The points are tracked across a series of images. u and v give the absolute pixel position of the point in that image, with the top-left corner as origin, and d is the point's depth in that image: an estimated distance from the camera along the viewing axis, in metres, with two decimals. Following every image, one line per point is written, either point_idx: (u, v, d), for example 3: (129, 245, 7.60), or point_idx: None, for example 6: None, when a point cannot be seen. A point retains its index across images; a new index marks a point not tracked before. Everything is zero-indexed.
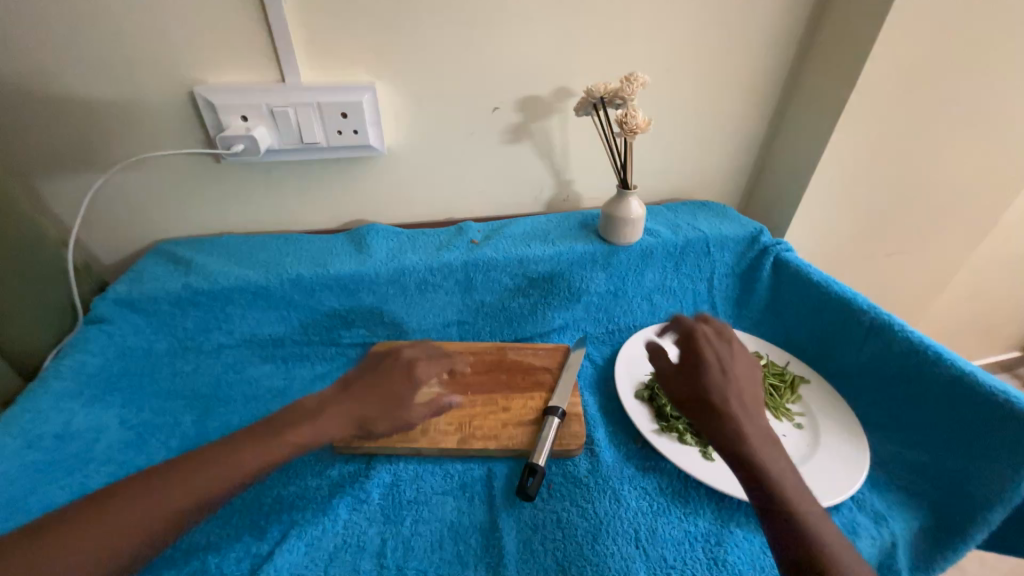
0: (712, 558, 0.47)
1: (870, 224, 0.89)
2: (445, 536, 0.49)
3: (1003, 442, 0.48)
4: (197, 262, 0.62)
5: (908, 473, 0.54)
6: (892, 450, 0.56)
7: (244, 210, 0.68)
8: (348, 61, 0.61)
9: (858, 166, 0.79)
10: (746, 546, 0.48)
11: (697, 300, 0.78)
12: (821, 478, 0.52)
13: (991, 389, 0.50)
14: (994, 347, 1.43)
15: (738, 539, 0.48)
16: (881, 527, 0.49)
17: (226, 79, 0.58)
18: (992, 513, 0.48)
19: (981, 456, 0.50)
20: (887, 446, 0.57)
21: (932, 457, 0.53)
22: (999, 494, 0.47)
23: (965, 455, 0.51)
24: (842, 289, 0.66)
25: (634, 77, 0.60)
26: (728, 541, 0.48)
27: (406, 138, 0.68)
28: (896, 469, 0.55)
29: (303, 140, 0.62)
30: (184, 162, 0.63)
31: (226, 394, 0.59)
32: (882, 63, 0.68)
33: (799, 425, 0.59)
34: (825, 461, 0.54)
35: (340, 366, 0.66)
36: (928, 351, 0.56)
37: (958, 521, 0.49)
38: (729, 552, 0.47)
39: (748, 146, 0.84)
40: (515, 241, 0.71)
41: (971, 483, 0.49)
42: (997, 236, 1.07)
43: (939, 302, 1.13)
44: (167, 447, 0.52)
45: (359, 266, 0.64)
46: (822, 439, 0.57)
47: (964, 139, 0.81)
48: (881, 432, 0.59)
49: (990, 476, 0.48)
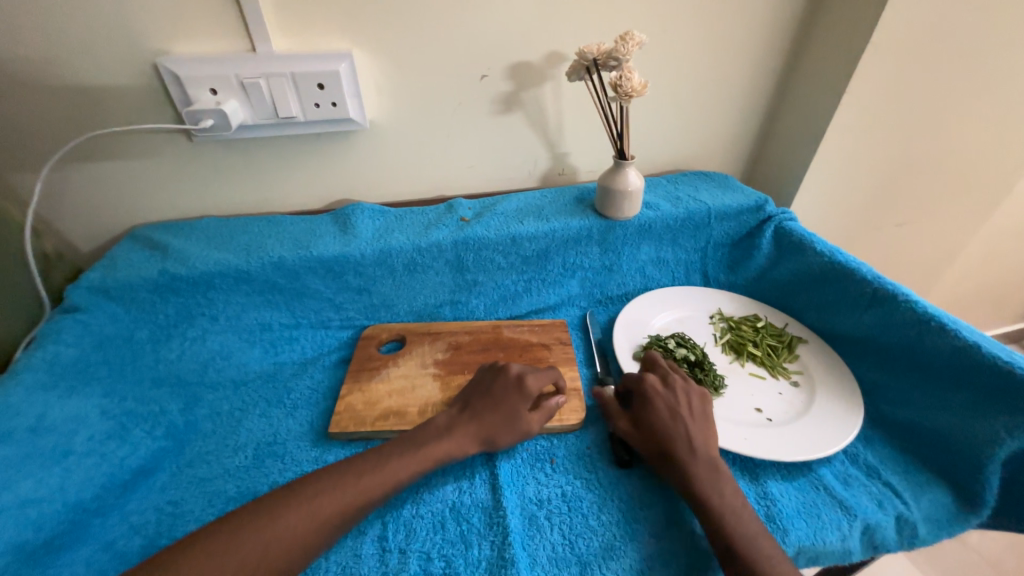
0: None
1: (882, 193, 0.85)
2: (447, 516, 0.47)
3: (1001, 408, 0.46)
4: (174, 247, 0.59)
5: (903, 437, 0.54)
6: (886, 411, 0.56)
7: (224, 191, 0.65)
8: (321, 27, 0.56)
9: (871, 131, 0.74)
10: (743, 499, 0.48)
11: (689, 270, 0.76)
12: (814, 433, 0.52)
13: (996, 357, 0.47)
14: (1004, 317, 1.41)
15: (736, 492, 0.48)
16: (874, 479, 0.50)
17: (192, 50, 0.54)
18: (983, 473, 0.47)
19: (978, 420, 0.48)
20: (882, 409, 0.57)
21: (921, 416, 0.53)
22: (989, 454, 0.46)
23: (959, 416, 0.50)
24: (847, 258, 0.63)
25: (629, 35, 0.55)
26: None
27: (390, 111, 0.64)
28: (891, 431, 0.55)
29: (278, 114, 0.58)
30: (155, 142, 0.59)
31: (213, 380, 0.60)
32: (903, 15, 0.62)
33: (795, 382, 0.59)
34: (818, 418, 0.54)
35: (330, 351, 0.65)
36: (933, 321, 0.53)
37: (952, 476, 0.50)
38: None
39: (753, 112, 0.80)
40: (507, 217, 0.68)
41: (963, 444, 0.49)
42: (1015, 202, 1.03)
43: (949, 271, 1.10)
44: (153, 436, 0.53)
45: (344, 248, 0.62)
46: (817, 397, 0.56)
47: (987, 98, 0.75)
48: (877, 399, 0.58)
49: (983, 437, 0.47)
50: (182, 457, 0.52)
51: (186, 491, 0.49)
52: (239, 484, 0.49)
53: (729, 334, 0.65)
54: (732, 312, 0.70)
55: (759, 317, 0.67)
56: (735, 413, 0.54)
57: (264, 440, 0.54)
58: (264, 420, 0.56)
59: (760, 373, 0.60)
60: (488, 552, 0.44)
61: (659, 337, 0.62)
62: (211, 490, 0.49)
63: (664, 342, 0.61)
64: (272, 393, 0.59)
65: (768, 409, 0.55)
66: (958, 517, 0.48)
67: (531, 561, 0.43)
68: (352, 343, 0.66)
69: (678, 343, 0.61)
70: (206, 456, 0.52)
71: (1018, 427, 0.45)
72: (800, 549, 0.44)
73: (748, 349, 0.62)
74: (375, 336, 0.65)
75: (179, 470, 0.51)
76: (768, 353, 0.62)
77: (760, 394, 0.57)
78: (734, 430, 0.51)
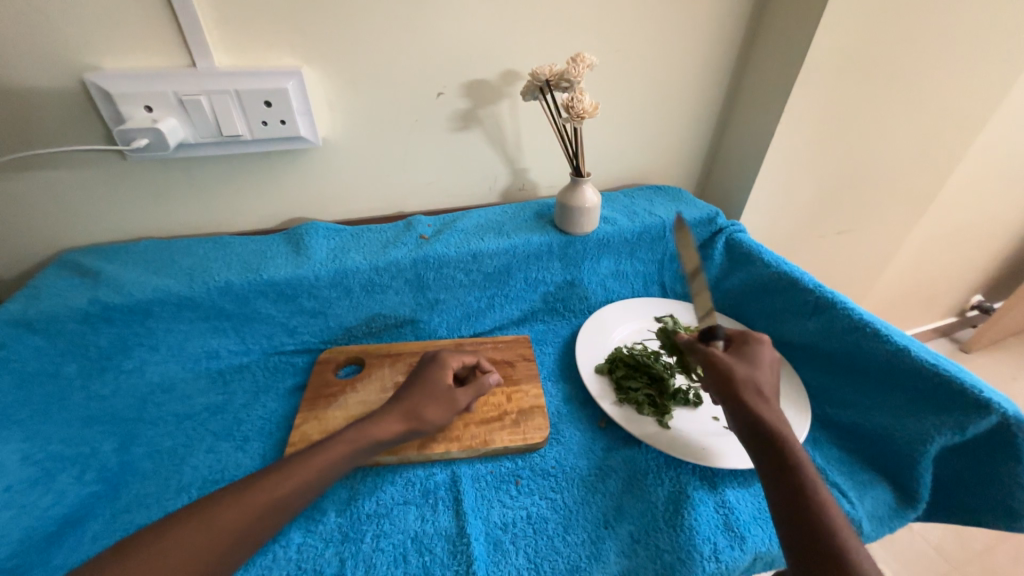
0: (672, 525, 0.47)
1: (822, 203, 0.90)
2: (409, 548, 0.45)
3: (930, 407, 0.50)
4: (107, 273, 0.55)
5: (847, 437, 0.57)
6: (831, 413, 0.59)
7: (164, 212, 0.62)
8: (269, 42, 0.55)
9: (808, 147, 0.79)
10: (703, 509, 0.48)
11: (648, 282, 0.78)
12: None
13: (924, 360, 0.51)
14: (935, 314, 1.53)
15: (696, 502, 0.48)
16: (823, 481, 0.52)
17: (125, 66, 0.51)
18: (917, 470, 0.50)
19: (909, 418, 0.52)
20: (827, 410, 0.60)
21: (861, 417, 0.56)
22: (920, 450, 0.50)
23: (895, 415, 0.53)
24: (791, 268, 0.66)
25: (580, 58, 0.57)
26: (688, 506, 0.48)
27: (343, 128, 0.63)
28: (836, 432, 0.58)
29: (222, 132, 0.55)
30: (84, 162, 0.55)
31: (153, 415, 0.56)
32: (828, 43, 0.67)
33: None
34: None
35: (285, 377, 0.62)
36: (867, 327, 0.57)
37: (892, 474, 0.53)
38: (689, 517, 0.47)
39: (702, 129, 0.84)
40: (468, 234, 0.67)
41: (897, 442, 0.52)
42: (938, 209, 1.12)
43: (885, 274, 1.18)
44: (82, 482, 0.48)
45: (296, 269, 0.59)
46: None
47: (906, 117, 0.83)
48: (824, 400, 0.61)
49: (914, 435, 0.51)
50: (119, 502, 0.48)
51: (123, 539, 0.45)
52: None
53: None
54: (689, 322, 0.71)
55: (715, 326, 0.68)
56: (696, 424, 0.55)
57: (211, 478, 0.51)
58: (211, 456, 0.53)
59: None
60: None
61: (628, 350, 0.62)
62: None
63: (634, 356, 0.61)
64: (220, 426, 0.56)
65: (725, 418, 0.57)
66: (898, 513, 0.51)
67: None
68: (307, 368, 0.64)
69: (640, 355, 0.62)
70: (146, 499, 0.48)
71: (944, 425, 0.48)
72: (757, 554, 0.45)
73: None
74: (332, 360, 0.63)
75: (115, 516, 0.47)
76: None
77: None
78: (693, 439, 0.53)
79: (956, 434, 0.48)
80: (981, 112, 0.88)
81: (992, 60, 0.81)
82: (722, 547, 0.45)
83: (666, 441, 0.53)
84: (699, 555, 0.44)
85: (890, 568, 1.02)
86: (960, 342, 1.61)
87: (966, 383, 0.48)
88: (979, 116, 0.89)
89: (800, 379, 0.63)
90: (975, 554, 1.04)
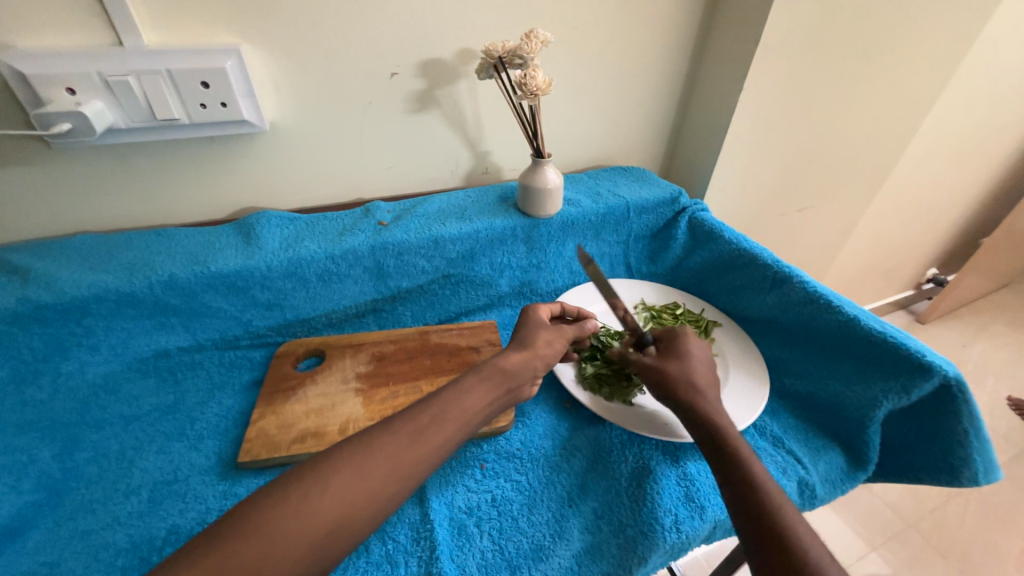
0: (635, 499, 0.47)
1: (783, 182, 0.92)
2: (372, 537, 0.45)
3: (878, 374, 0.52)
4: (36, 269, 0.51)
5: (801, 406, 0.59)
6: (788, 383, 0.61)
7: (102, 204, 0.58)
8: (203, 19, 0.51)
9: (768, 126, 0.80)
10: (665, 481, 0.49)
11: (614, 264, 0.78)
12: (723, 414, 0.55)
13: (871, 328, 0.53)
14: (892, 288, 1.60)
15: (659, 476, 0.49)
16: (779, 448, 0.54)
17: (41, 43, 0.47)
18: (867, 433, 0.52)
19: (859, 384, 0.54)
20: (785, 381, 0.62)
21: (816, 386, 0.58)
22: (870, 416, 0.52)
23: (846, 382, 0.55)
24: (751, 245, 0.67)
25: (533, 34, 0.56)
26: (651, 480, 0.49)
27: (293, 111, 0.60)
28: (792, 401, 0.60)
29: (156, 115, 0.52)
30: (5, 149, 0.51)
31: (97, 419, 0.53)
32: (782, 21, 0.67)
33: None
34: (729, 399, 0.57)
35: (242, 374, 0.60)
36: (821, 299, 0.58)
37: (844, 438, 0.55)
38: (651, 491, 0.48)
39: (665, 110, 0.84)
40: (428, 220, 0.65)
41: (848, 407, 0.54)
42: (894, 184, 1.16)
43: (844, 251, 1.23)
44: (16, 492, 0.45)
45: (246, 260, 0.57)
46: (730, 377, 0.60)
47: (860, 96, 0.85)
48: (780, 371, 0.63)
49: (864, 401, 0.53)
50: (62, 510, 0.46)
51: (66, 547, 0.43)
52: (132, 533, 0.44)
53: (651, 323, 0.67)
54: (654, 300, 0.73)
55: (678, 304, 0.70)
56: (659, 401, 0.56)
57: (164, 480, 0.49)
58: (163, 457, 0.51)
59: None
60: (415, 569, 0.42)
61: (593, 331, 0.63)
62: (97, 544, 0.43)
63: (598, 336, 0.62)
64: (173, 426, 0.54)
65: None
66: (849, 475, 0.53)
67: (459, 571, 0.42)
68: (265, 363, 0.62)
69: (607, 336, 0.62)
70: (92, 504, 0.46)
71: (890, 390, 0.50)
72: (717, 523, 0.47)
73: None
74: (291, 354, 0.61)
75: (57, 525, 0.44)
76: None
77: None
78: (657, 415, 0.54)
79: (901, 398, 0.50)
80: (930, 88, 0.90)
81: (939, 38, 0.83)
82: (682, 518, 0.46)
83: (628, 416, 0.54)
84: (661, 526, 0.45)
85: (851, 530, 1.07)
86: (915, 314, 1.70)
87: (911, 348, 0.49)
88: (928, 92, 0.91)
89: (761, 352, 0.65)
90: (928, 511, 1.10)
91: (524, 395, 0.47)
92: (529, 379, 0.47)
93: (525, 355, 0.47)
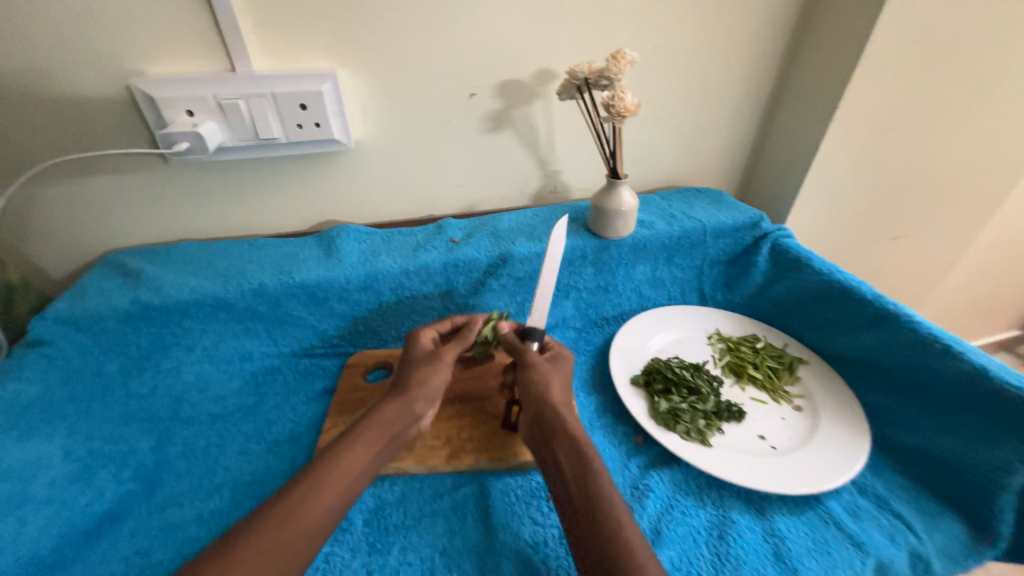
0: (717, 553, 0.44)
1: (878, 208, 0.84)
2: (437, 563, 0.44)
3: (1012, 436, 0.45)
4: (149, 274, 0.56)
5: (909, 462, 0.52)
6: (891, 436, 0.54)
7: (204, 215, 0.63)
8: (304, 46, 0.55)
9: (864, 147, 0.74)
10: (750, 536, 0.46)
11: (686, 290, 0.74)
12: (813, 464, 0.49)
13: (1002, 382, 0.46)
14: (999, 327, 1.41)
15: (742, 529, 0.46)
16: (884, 511, 0.48)
17: (168, 70, 0.52)
18: (997, 503, 0.45)
19: (986, 445, 0.47)
20: (887, 433, 0.55)
21: (928, 442, 0.51)
22: (1003, 483, 0.45)
23: (968, 442, 0.48)
24: (846, 277, 0.61)
25: (620, 54, 0.55)
26: (732, 533, 0.46)
27: (376, 130, 0.63)
28: (896, 456, 0.53)
29: (258, 135, 0.56)
30: (132, 164, 0.57)
31: (188, 415, 0.56)
32: (888, 35, 0.62)
33: (798, 407, 0.57)
34: (820, 447, 0.51)
35: (315, 380, 0.62)
36: (937, 344, 0.51)
37: (966, 506, 0.48)
38: (734, 545, 0.45)
39: (746, 129, 0.79)
40: (498, 238, 0.65)
41: (972, 470, 0.47)
42: (1010, 211, 1.02)
43: (944, 284, 1.10)
44: (117, 481, 0.49)
45: (328, 272, 0.59)
46: (821, 422, 0.54)
47: (976, 115, 0.76)
48: (880, 421, 0.56)
49: (994, 465, 0.46)
50: (154, 501, 0.48)
51: (156, 537, 0.45)
52: (213, 531, 0.46)
53: (728, 356, 0.63)
54: (730, 331, 0.68)
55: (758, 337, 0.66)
56: (738, 442, 0.52)
57: (242, 480, 0.51)
58: (242, 457, 0.53)
59: (761, 398, 0.59)
60: None
61: (664, 361, 0.60)
62: (181, 537, 0.45)
63: (672, 367, 0.59)
64: (252, 427, 0.56)
65: (771, 437, 0.53)
66: (975, 551, 0.45)
67: None
68: (337, 371, 0.64)
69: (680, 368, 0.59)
70: (180, 498, 0.49)
71: None
72: None
73: (749, 372, 0.61)
74: (361, 365, 0.63)
75: (149, 514, 0.47)
76: (767, 375, 0.61)
77: (761, 420, 0.56)
78: (738, 458, 0.50)
79: None
80: None
81: None
82: None
83: (705, 457, 0.50)
84: None
85: None
86: None
87: None
88: None
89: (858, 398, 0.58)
90: None
91: (408, 434, 0.48)
92: (411, 419, 0.48)
93: (403, 400, 0.48)
